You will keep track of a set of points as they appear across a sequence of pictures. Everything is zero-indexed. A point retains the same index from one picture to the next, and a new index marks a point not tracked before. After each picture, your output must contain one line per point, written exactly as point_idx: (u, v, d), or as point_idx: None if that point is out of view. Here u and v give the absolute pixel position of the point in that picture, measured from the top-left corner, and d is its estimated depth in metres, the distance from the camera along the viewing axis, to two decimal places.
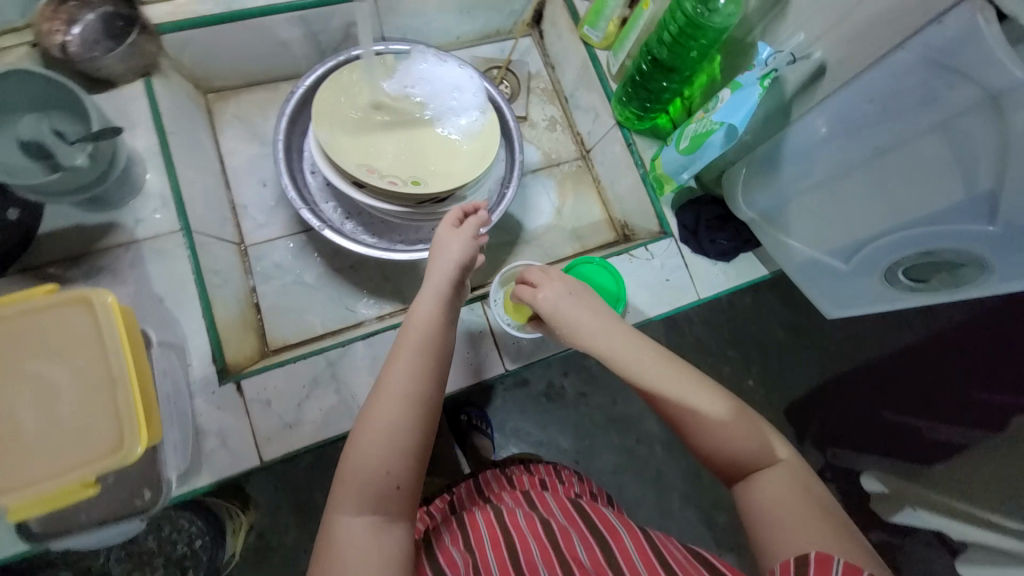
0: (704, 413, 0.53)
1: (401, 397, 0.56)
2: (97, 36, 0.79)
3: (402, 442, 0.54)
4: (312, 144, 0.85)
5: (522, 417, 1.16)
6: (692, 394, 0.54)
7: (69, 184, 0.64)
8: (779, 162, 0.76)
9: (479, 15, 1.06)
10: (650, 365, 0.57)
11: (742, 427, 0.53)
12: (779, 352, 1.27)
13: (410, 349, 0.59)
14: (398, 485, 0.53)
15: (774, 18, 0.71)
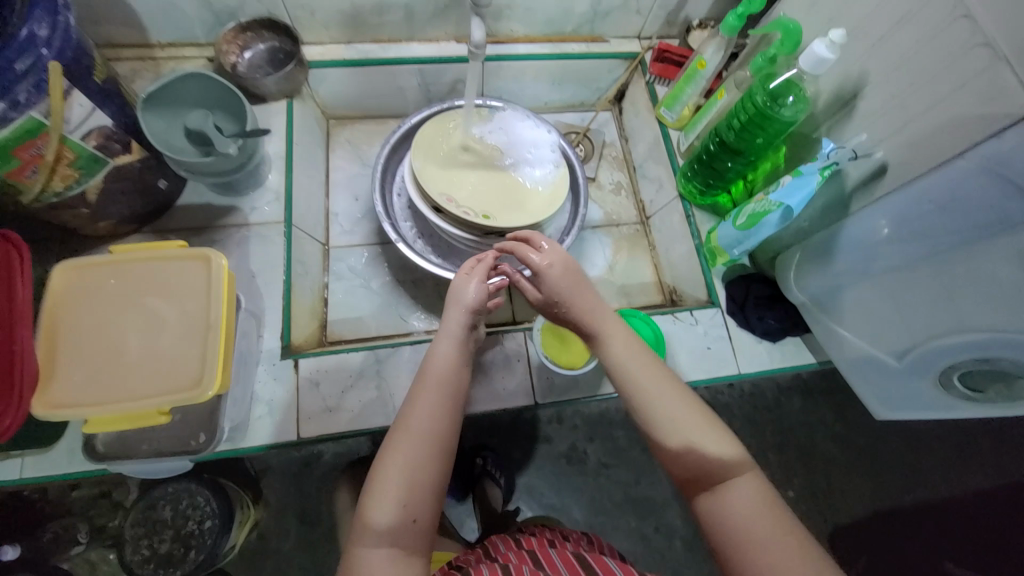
0: (678, 417, 0.54)
1: (421, 437, 0.56)
2: (262, 62, 0.99)
3: (422, 478, 0.55)
4: (406, 170, 0.98)
5: (538, 474, 1.14)
6: (662, 391, 0.56)
7: (215, 167, 0.78)
8: (834, 251, 0.78)
9: (568, 88, 1.20)
10: (636, 363, 0.59)
11: (710, 434, 0.53)
12: (826, 468, 1.19)
13: (430, 388, 0.60)
14: (415, 518, 0.53)
15: (838, 120, 0.75)
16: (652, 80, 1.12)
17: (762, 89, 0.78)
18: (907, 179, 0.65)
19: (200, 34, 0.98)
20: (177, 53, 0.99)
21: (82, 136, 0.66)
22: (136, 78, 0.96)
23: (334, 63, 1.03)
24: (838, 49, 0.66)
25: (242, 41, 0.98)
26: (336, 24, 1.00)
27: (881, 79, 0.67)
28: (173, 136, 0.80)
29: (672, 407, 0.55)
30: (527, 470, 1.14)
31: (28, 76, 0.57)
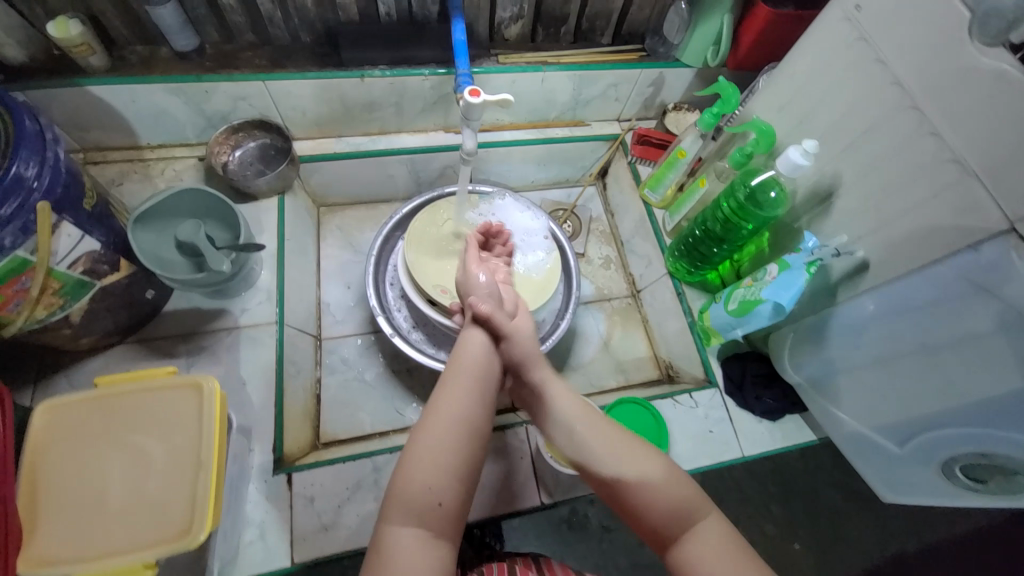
0: (629, 463, 0.59)
1: (450, 428, 0.58)
2: (253, 160, 1.01)
3: (450, 461, 0.56)
4: (400, 261, 1.00)
5: (539, 543, 1.09)
6: (624, 448, 0.60)
7: (206, 281, 0.77)
8: (825, 336, 0.79)
9: (553, 168, 1.24)
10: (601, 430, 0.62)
11: (659, 474, 0.58)
12: (829, 517, 1.16)
13: (463, 379, 0.63)
14: (442, 501, 0.55)
15: (818, 214, 0.78)
16: (634, 161, 1.16)
17: (744, 185, 0.81)
18: (890, 277, 0.68)
19: (190, 135, 0.98)
20: (167, 154, 0.99)
21: (69, 264, 0.65)
22: (124, 179, 0.96)
23: (324, 156, 1.05)
24: (811, 157, 0.71)
25: (234, 140, 1.00)
26: (326, 121, 1.03)
27: (854, 180, 0.71)
28: (164, 249, 0.79)
29: (606, 442, 0.61)
30: (526, 540, 1.09)
31: (12, 219, 0.56)
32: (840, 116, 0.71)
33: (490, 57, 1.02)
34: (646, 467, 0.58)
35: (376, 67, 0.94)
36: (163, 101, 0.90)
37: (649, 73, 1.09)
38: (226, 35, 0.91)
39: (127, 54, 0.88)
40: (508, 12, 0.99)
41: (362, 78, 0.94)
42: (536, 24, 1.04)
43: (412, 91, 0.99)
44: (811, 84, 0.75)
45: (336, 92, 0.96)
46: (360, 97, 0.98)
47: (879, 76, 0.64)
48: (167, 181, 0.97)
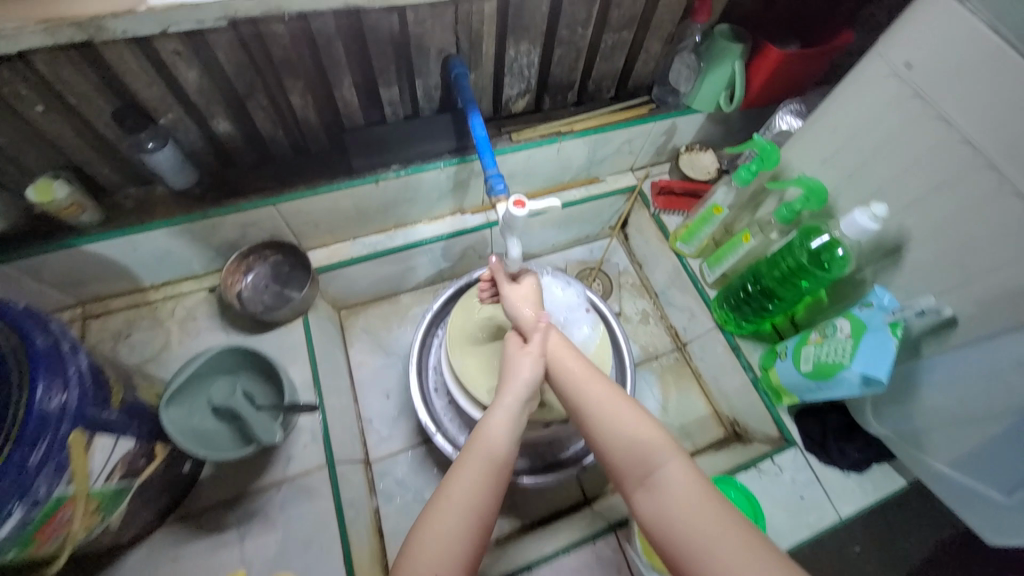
0: (607, 415, 0.63)
1: (461, 520, 0.56)
2: (268, 281, 0.94)
3: (457, 548, 0.54)
4: (444, 367, 0.90)
5: None
6: (608, 402, 0.64)
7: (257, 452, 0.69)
8: (914, 388, 0.77)
9: (574, 228, 1.20)
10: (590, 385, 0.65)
11: (631, 422, 0.61)
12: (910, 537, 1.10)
13: (470, 461, 0.60)
14: None
15: (885, 266, 0.75)
16: (657, 212, 1.12)
17: (803, 247, 0.78)
18: (984, 334, 0.65)
19: (198, 268, 0.91)
20: (175, 290, 0.91)
21: (106, 477, 0.58)
22: (133, 328, 0.87)
23: (343, 264, 0.99)
24: (880, 220, 0.67)
25: (246, 265, 0.92)
26: (340, 228, 0.97)
27: (924, 237, 0.68)
28: (198, 416, 0.71)
29: (588, 391, 0.65)
30: None
31: (46, 462, 0.49)
32: (901, 171, 0.68)
33: (503, 135, 0.97)
34: (622, 421, 0.62)
35: (388, 168, 0.89)
36: (167, 242, 0.82)
37: (662, 124, 1.05)
38: (224, 160, 0.84)
39: (121, 199, 0.80)
40: (515, 89, 0.94)
41: (377, 182, 0.88)
42: (543, 94, 0.98)
43: (428, 185, 0.94)
44: (861, 136, 0.72)
45: (350, 200, 0.90)
46: (374, 200, 0.92)
47: (943, 134, 0.62)
48: (179, 322, 0.89)
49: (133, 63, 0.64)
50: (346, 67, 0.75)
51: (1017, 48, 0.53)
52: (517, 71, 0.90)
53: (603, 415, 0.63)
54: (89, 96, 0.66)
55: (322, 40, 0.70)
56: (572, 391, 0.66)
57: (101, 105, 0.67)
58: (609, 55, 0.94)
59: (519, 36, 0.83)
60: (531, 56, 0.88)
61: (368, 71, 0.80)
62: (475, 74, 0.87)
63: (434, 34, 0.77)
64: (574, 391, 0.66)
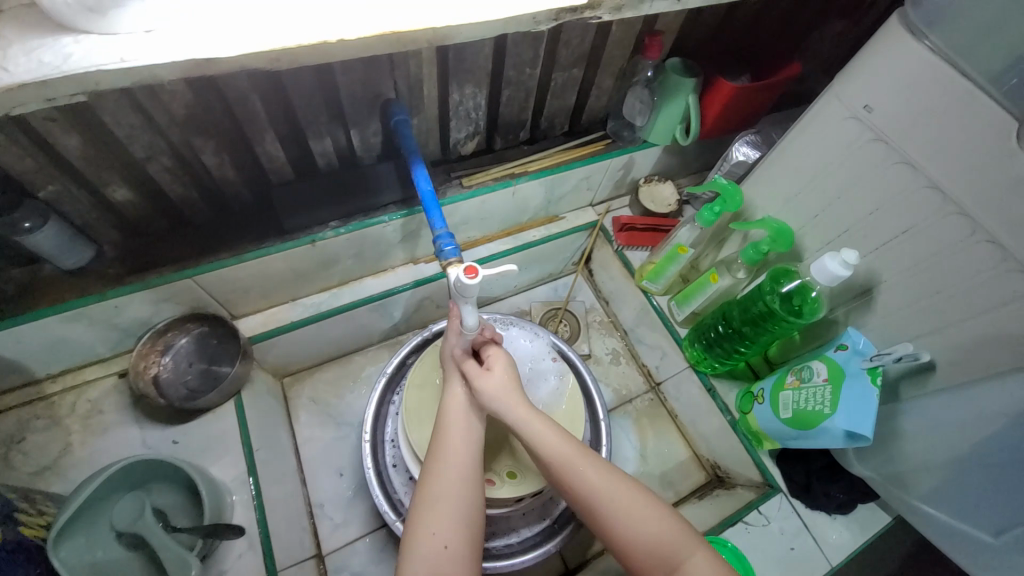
0: (627, 506, 0.57)
1: (456, 500, 0.58)
2: (191, 359, 0.83)
3: (453, 508, 0.57)
4: (401, 439, 0.79)
5: None
6: (619, 486, 0.58)
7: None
8: (897, 431, 0.74)
9: (536, 268, 1.14)
10: (586, 467, 0.59)
11: (655, 519, 0.56)
12: None
13: (455, 429, 0.64)
14: (447, 543, 0.55)
15: (856, 307, 0.75)
16: (620, 249, 1.08)
17: (774, 292, 0.76)
18: (965, 379, 0.64)
19: (104, 351, 0.78)
20: (75, 379, 0.78)
21: None
22: (26, 431, 0.73)
23: (280, 330, 0.88)
24: (851, 266, 0.65)
25: (163, 342, 0.81)
26: (275, 291, 0.86)
27: (896, 279, 0.67)
28: (100, 547, 0.60)
29: (606, 478, 0.59)
30: None
31: None
32: (870, 214, 0.67)
33: (453, 181, 0.90)
34: (638, 512, 0.56)
35: (327, 226, 0.80)
36: (60, 330, 0.69)
37: (618, 160, 1.01)
38: (128, 230, 0.72)
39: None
40: (463, 132, 0.88)
41: (313, 243, 0.79)
42: (493, 135, 0.92)
43: (373, 239, 0.85)
44: (827, 175, 0.71)
45: (284, 263, 0.80)
46: (312, 261, 0.83)
47: (911, 179, 0.61)
48: (82, 419, 0.76)
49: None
50: (267, 121, 0.66)
51: (987, 91, 0.52)
52: (464, 114, 0.83)
53: (614, 505, 0.57)
54: None
55: (234, 94, 0.61)
56: (569, 470, 0.59)
57: None
58: (560, 92, 0.89)
59: (463, 80, 0.76)
60: (478, 99, 0.82)
61: (294, 123, 0.71)
62: (418, 118, 0.80)
63: (367, 80, 0.69)
64: (568, 468, 0.59)
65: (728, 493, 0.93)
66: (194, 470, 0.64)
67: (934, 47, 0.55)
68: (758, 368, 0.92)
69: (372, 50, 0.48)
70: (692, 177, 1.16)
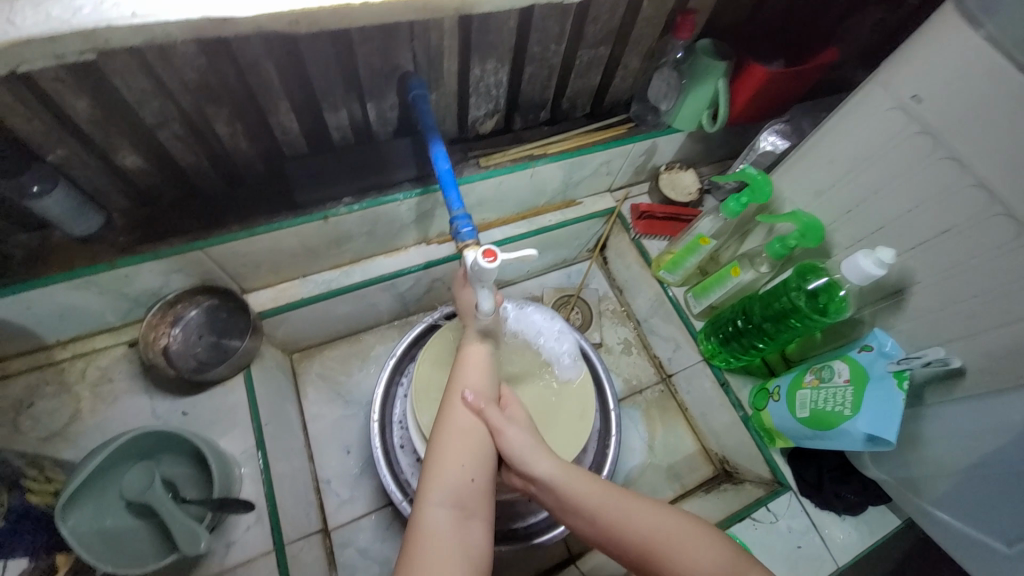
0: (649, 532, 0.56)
1: (479, 432, 0.61)
2: (201, 332, 0.82)
3: (477, 439, 0.60)
4: (409, 421, 0.78)
5: None
6: (673, 527, 0.56)
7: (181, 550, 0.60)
8: (917, 437, 0.72)
9: (550, 254, 1.12)
10: (633, 507, 0.58)
11: (683, 541, 0.55)
12: None
13: (474, 376, 0.66)
14: (473, 476, 0.58)
15: (886, 307, 0.72)
16: (637, 237, 1.05)
17: (800, 289, 0.74)
18: (994, 387, 0.61)
19: (113, 320, 0.77)
20: (85, 347, 0.77)
21: None
22: (35, 397, 0.73)
23: (290, 307, 0.87)
24: (887, 265, 0.62)
25: (173, 314, 0.80)
26: (285, 266, 0.84)
27: (929, 280, 0.65)
28: (111, 515, 0.60)
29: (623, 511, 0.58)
30: None
31: None
32: (909, 210, 0.64)
33: (469, 161, 0.87)
34: (687, 547, 0.55)
35: (339, 202, 0.78)
36: (69, 297, 0.69)
37: (641, 145, 0.97)
38: (138, 198, 0.71)
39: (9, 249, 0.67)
40: (483, 109, 0.85)
41: (326, 218, 0.77)
42: (513, 114, 0.89)
43: (387, 217, 0.83)
44: (865, 167, 0.68)
45: (295, 239, 0.78)
46: (324, 237, 0.81)
47: (956, 176, 0.58)
48: (92, 386, 0.76)
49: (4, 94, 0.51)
50: (280, 90, 0.64)
51: None
52: (484, 91, 0.80)
53: (663, 542, 0.55)
54: None
55: (247, 60, 0.58)
56: (616, 513, 0.58)
57: None
58: (584, 72, 0.85)
59: (484, 54, 0.73)
60: (499, 75, 0.78)
61: (309, 94, 0.69)
62: (437, 93, 0.77)
63: (386, 51, 0.66)
64: (612, 512, 0.58)
65: (736, 488, 0.92)
66: (203, 443, 0.63)
67: (989, 37, 0.51)
68: (773, 365, 0.90)
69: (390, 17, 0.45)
70: (715, 165, 1.12)
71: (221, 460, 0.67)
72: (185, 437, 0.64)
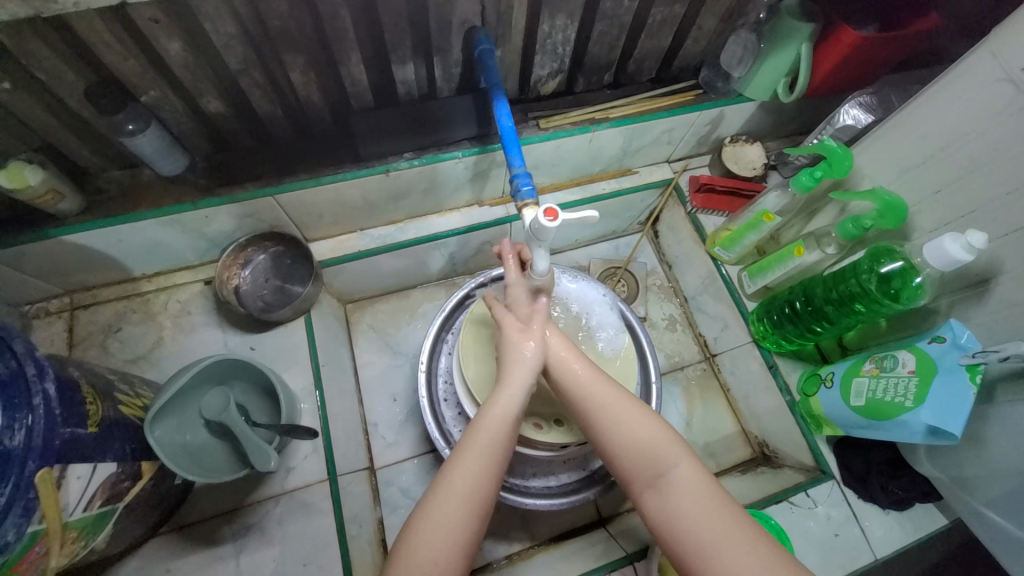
0: (617, 416, 0.59)
1: (461, 506, 0.53)
2: (267, 276, 0.88)
3: (455, 523, 0.52)
4: (456, 375, 0.80)
5: None
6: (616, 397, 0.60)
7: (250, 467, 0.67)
8: (981, 436, 0.68)
9: (601, 224, 1.11)
10: (592, 388, 0.61)
11: (645, 428, 0.58)
12: None
13: (479, 436, 0.57)
14: (451, 572, 0.51)
15: (967, 298, 0.67)
16: (694, 211, 1.02)
17: (871, 272, 0.70)
18: None
19: (192, 258, 0.83)
20: (167, 282, 0.84)
21: (86, 505, 0.53)
22: (123, 322, 0.81)
23: (348, 258, 0.91)
24: (976, 250, 0.58)
25: (244, 257, 0.85)
26: (346, 219, 0.88)
27: (1020, 271, 0.60)
28: (190, 431, 0.67)
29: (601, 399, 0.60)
30: None
31: (11, 505, 0.43)
32: (1009, 193, 0.59)
33: (529, 122, 0.86)
34: (633, 427, 0.58)
35: (400, 157, 0.80)
36: (155, 233, 0.74)
37: (707, 113, 0.93)
38: (217, 143, 0.75)
39: (103, 184, 0.73)
40: (546, 69, 0.83)
41: (387, 172, 0.79)
42: (576, 75, 0.87)
43: (444, 175, 0.84)
44: (960, 143, 0.63)
45: (357, 191, 0.81)
46: (384, 192, 0.83)
47: None
48: (173, 317, 0.83)
49: (107, 34, 0.55)
50: (353, 39, 0.64)
51: None
52: (550, 49, 0.78)
53: (601, 412, 0.59)
54: (60, 71, 0.57)
55: (326, 8, 0.59)
56: (567, 380, 0.62)
57: (71, 79, 0.59)
58: (656, 31, 0.81)
59: (554, 9, 0.71)
60: (568, 32, 0.76)
61: (379, 45, 0.69)
62: (502, 50, 0.76)
63: (456, 3, 0.66)
64: (574, 385, 0.62)
65: (774, 472, 0.91)
66: (272, 375, 0.69)
67: None
68: (828, 352, 0.87)
69: None
70: (784, 140, 1.06)
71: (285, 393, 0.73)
72: (257, 366, 0.70)
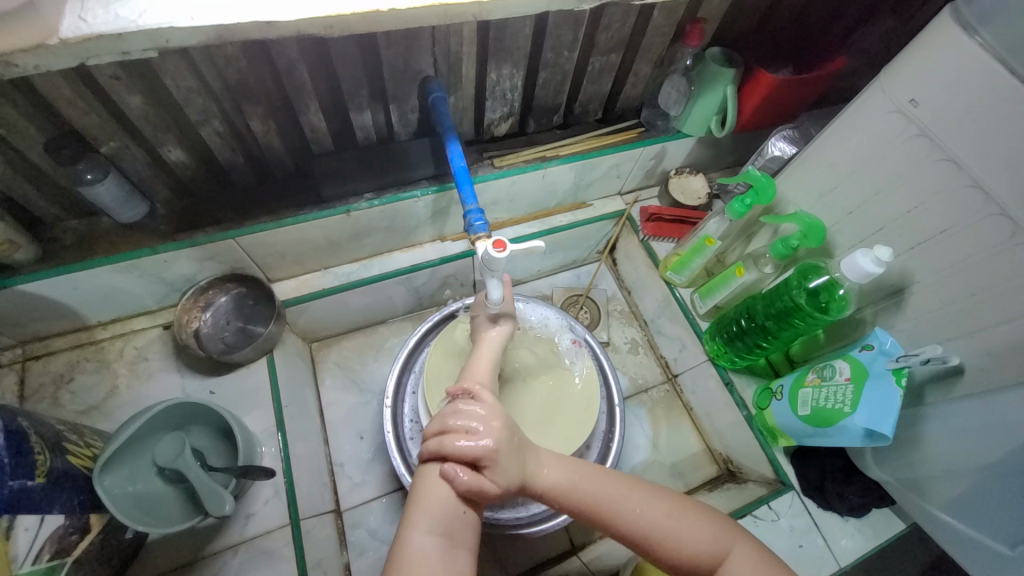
0: (667, 522, 0.57)
1: None
2: (229, 317, 0.88)
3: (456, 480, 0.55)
4: (421, 407, 0.81)
5: None
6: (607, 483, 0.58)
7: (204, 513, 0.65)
8: (919, 438, 0.72)
9: (561, 254, 1.16)
10: (643, 499, 0.58)
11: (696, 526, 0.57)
12: None
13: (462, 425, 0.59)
14: (463, 508, 0.55)
15: (889, 307, 0.74)
16: (646, 239, 1.08)
17: (801, 288, 0.77)
18: (989, 386, 0.63)
19: (150, 303, 0.83)
20: (123, 328, 0.83)
21: (36, 558, 0.51)
22: (75, 371, 0.79)
23: (312, 296, 0.92)
24: (885, 263, 0.64)
25: (204, 300, 0.86)
26: (308, 258, 0.89)
27: (931, 279, 0.66)
28: (141, 480, 0.65)
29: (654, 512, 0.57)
30: None
31: None
32: (911, 211, 0.66)
33: (485, 161, 0.91)
34: (684, 529, 0.57)
35: (360, 197, 0.83)
36: (112, 280, 0.74)
37: (651, 149, 1.00)
38: (178, 189, 0.77)
39: (60, 233, 0.73)
40: (497, 112, 0.89)
41: (348, 213, 0.82)
42: (527, 117, 0.93)
43: (405, 213, 0.88)
44: (865, 167, 0.70)
45: (320, 230, 0.83)
46: (347, 230, 0.86)
47: (953, 176, 0.60)
48: (129, 364, 0.82)
49: (69, 92, 0.57)
50: (312, 90, 0.69)
51: None
52: (500, 95, 0.84)
53: (660, 528, 0.57)
54: (19, 125, 0.59)
55: (283, 62, 0.63)
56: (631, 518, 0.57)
57: (32, 135, 0.61)
58: (596, 77, 0.89)
59: (500, 60, 0.77)
60: (515, 80, 0.82)
61: (337, 95, 0.74)
62: (454, 97, 0.81)
63: (410, 57, 0.71)
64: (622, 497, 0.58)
65: (738, 487, 0.94)
66: (230, 417, 0.69)
67: (984, 43, 0.54)
68: (778, 366, 0.91)
69: (418, 19, 0.51)
70: (724, 171, 1.15)
71: (243, 434, 0.72)
72: (214, 408, 0.69)
